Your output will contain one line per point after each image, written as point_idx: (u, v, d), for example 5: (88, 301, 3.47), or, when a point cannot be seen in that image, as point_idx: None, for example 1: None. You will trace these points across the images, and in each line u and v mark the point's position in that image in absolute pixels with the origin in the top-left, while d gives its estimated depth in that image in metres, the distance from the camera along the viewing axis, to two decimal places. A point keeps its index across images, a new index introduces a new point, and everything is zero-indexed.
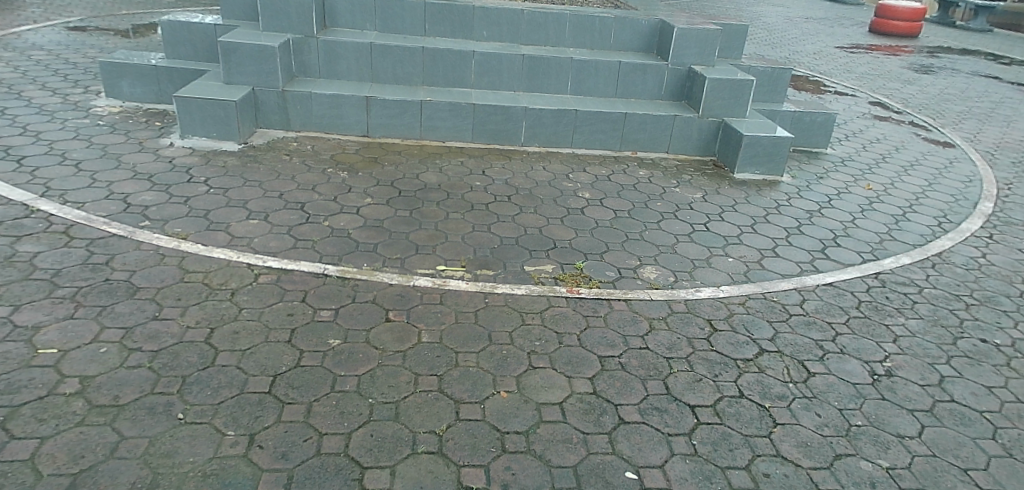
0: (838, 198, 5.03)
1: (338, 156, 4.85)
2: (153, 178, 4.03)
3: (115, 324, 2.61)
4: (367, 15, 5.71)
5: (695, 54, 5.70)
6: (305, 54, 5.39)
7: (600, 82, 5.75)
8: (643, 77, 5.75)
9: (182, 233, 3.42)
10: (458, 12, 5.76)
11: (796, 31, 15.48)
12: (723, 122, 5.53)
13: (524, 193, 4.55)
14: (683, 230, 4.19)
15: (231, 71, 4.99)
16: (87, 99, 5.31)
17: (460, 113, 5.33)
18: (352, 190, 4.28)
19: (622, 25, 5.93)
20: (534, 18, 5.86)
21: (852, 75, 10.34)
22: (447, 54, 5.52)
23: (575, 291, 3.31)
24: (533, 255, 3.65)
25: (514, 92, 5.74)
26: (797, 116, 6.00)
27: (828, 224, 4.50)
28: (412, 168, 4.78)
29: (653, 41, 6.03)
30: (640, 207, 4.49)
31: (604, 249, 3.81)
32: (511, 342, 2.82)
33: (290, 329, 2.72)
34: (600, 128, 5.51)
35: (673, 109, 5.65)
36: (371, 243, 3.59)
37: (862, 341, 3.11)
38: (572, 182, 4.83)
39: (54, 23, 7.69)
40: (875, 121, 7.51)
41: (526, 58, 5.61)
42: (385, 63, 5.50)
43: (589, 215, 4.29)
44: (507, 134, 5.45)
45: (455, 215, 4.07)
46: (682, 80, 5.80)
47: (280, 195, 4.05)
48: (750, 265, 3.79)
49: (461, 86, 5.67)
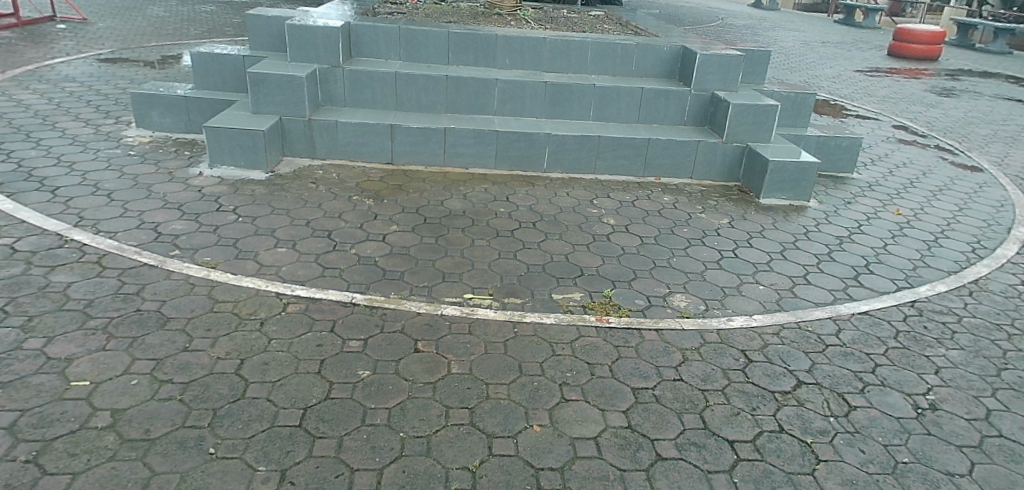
0: (867, 224, 4.94)
1: (363, 184, 4.88)
2: (182, 208, 4.07)
3: (146, 356, 2.60)
4: (391, 45, 5.80)
5: (719, 79, 5.74)
6: (331, 83, 5.47)
7: (622, 107, 5.77)
8: (665, 103, 5.76)
9: (211, 262, 3.45)
10: (481, 41, 5.83)
11: (814, 55, 15.53)
12: (747, 147, 5.51)
13: (548, 219, 4.53)
14: (711, 256, 4.13)
15: (259, 101, 5.07)
16: (118, 129, 5.41)
17: (483, 141, 5.37)
18: (378, 217, 4.30)
19: (643, 51, 5.98)
20: (556, 46, 5.91)
21: (873, 98, 10.29)
22: (471, 82, 5.57)
23: (605, 320, 3.25)
24: (561, 283, 3.60)
25: (536, 118, 5.77)
26: (822, 140, 5.96)
27: (860, 250, 4.41)
28: (436, 195, 4.80)
29: (675, 67, 6.07)
30: (666, 233, 4.44)
31: (631, 276, 3.77)
32: (542, 373, 2.77)
33: (319, 360, 2.70)
34: (624, 153, 5.50)
35: (697, 134, 5.63)
36: (398, 271, 3.59)
37: (903, 372, 3.02)
38: (596, 208, 4.81)
39: (86, 55, 7.92)
40: (900, 145, 7.42)
41: (549, 85, 5.65)
42: (409, 91, 5.55)
43: (615, 241, 4.25)
44: (531, 161, 5.47)
45: (480, 242, 4.06)
46: (704, 105, 5.80)
47: (306, 223, 4.07)
48: (783, 293, 3.71)
49: (484, 113, 5.71)
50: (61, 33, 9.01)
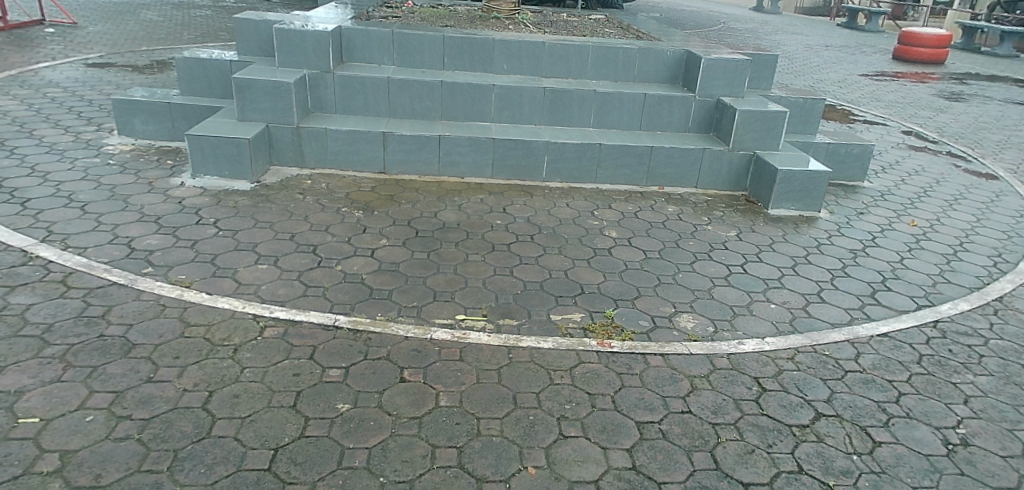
0: (882, 236, 4.71)
1: (353, 194, 4.67)
2: (160, 221, 3.86)
3: (105, 388, 2.38)
4: (384, 49, 5.59)
5: (724, 85, 5.53)
6: (321, 89, 5.26)
7: (624, 114, 5.57)
8: (669, 109, 5.56)
9: (186, 280, 3.23)
10: (478, 45, 5.63)
11: (818, 59, 15.33)
12: (754, 155, 5.29)
13: (547, 232, 4.32)
14: (718, 271, 3.90)
15: (245, 107, 4.86)
16: (100, 136, 5.21)
17: (479, 149, 5.17)
18: (367, 230, 4.08)
19: (645, 56, 5.78)
20: (555, 50, 5.71)
21: (880, 103, 10.08)
22: (467, 88, 5.37)
23: (606, 344, 3.03)
24: (560, 303, 3.38)
25: (535, 125, 5.57)
26: (832, 148, 5.76)
27: (875, 265, 4.18)
28: (430, 206, 4.59)
29: (679, 72, 5.87)
30: (670, 246, 4.22)
31: (635, 294, 3.54)
32: (538, 406, 2.54)
33: (294, 392, 2.47)
34: (626, 162, 5.29)
35: (702, 142, 5.42)
36: (386, 289, 3.37)
37: (929, 402, 2.79)
38: (597, 220, 4.59)
39: (73, 60, 7.73)
40: (911, 152, 7.19)
41: (548, 91, 5.45)
42: (402, 97, 5.35)
43: (617, 256, 4.03)
44: (529, 169, 5.26)
45: (475, 257, 3.85)
46: (710, 112, 5.60)
47: (291, 237, 3.86)
48: (796, 312, 3.48)
49: (481, 120, 5.51)
50: (50, 38, 8.83)
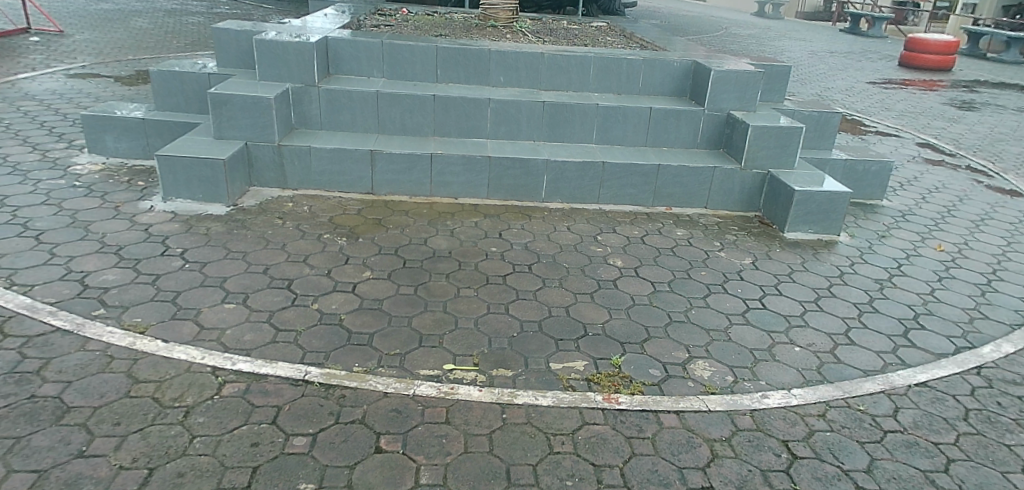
0: (908, 263, 4.36)
1: (337, 218, 4.33)
2: (121, 252, 3.53)
3: (27, 466, 2.04)
4: (374, 61, 5.27)
5: (736, 99, 5.20)
6: (305, 103, 4.94)
7: (629, 129, 5.24)
8: (677, 124, 5.23)
9: (141, 325, 2.89)
10: (473, 57, 5.31)
11: (824, 66, 15.02)
12: (768, 174, 4.96)
13: (546, 261, 3.98)
14: (735, 307, 3.55)
15: (222, 124, 4.53)
16: (68, 154, 4.88)
17: (474, 168, 4.85)
18: (350, 261, 3.74)
19: (651, 67, 5.47)
20: (555, 62, 5.39)
21: (892, 113, 9.75)
22: (461, 102, 5.05)
23: (613, 400, 2.67)
24: (560, 347, 3.03)
25: (533, 141, 5.25)
26: (850, 165, 5.42)
27: (905, 298, 3.83)
28: (420, 232, 4.26)
29: (686, 85, 5.55)
30: (681, 277, 3.87)
31: (644, 336, 3.19)
32: (534, 482, 2.19)
33: (251, 469, 2.12)
34: (631, 181, 4.96)
35: (712, 159, 5.08)
36: (366, 333, 3.01)
37: (984, 471, 2.43)
38: (601, 246, 4.25)
39: (53, 70, 7.41)
40: (929, 166, 6.84)
41: (546, 105, 5.14)
42: (392, 112, 5.03)
43: (623, 289, 3.68)
44: (527, 189, 4.94)
45: (467, 291, 3.50)
46: (720, 127, 5.27)
47: (265, 270, 3.51)
48: (823, 356, 3.13)
49: (476, 136, 5.18)
50: (32, 46, 8.51)
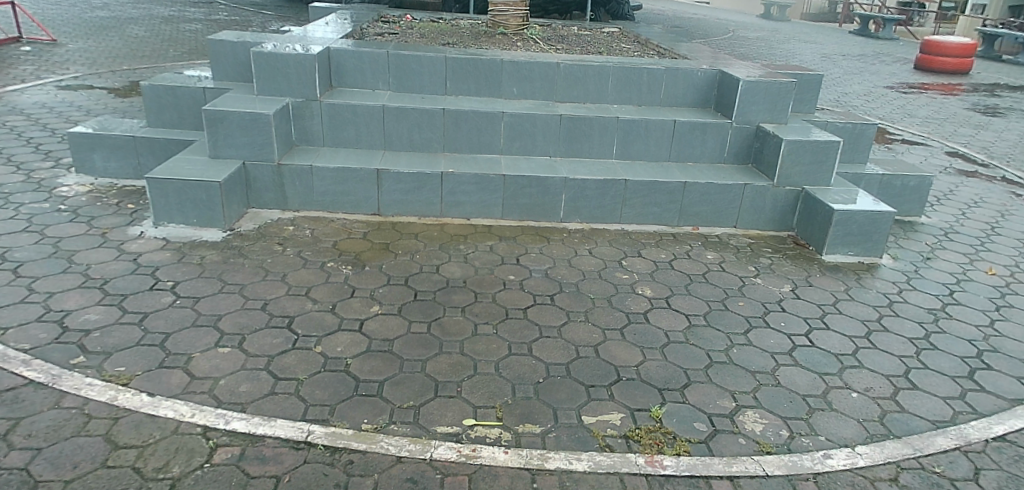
0: (960, 289, 4.03)
1: (343, 244, 4.03)
2: (106, 286, 3.24)
3: None
4: (380, 73, 5.00)
5: (765, 110, 4.90)
6: (307, 119, 4.68)
7: (651, 144, 4.94)
8: (702, 138, 4.93)
9: (124, 374, 2.58)
10: (485, 67, 5.02)
11: (836, 69, 14.70)
12: (802, 191, 4.64)
13: (569, 291, 3.66)
14: (779, 344, 3.23)
15: (218, 143, 4.26)
16: (54, 175, 4.62)
17: (487, 187, 4.56)
18: (356, 293, 3.44)
19: (673, 77, 5.17)
20: (572, 72, 5.10)
21: (914, 119, 9.42)
22: (472, 116, 4.77)
23: (658, 463, 2.35)
24: (592, 396, 2.71)
25: (550, 157, 4.95)
26: (886, 180, 5.10)
27: (963, 330, 3.50)
28: (431, 258, 3.96)
29: (710, 95, 5.25)
30: (717, 308, 3.55)
31: (684, 381, 2.87)
32: None
33: None
34: (655, 199, 4.64)
35: (740, 175, 4.77)
36: (376, 380, 2.70)
37: None
38: (627, 272, 3.93)
39: (45, 82, 7.15)
40: (963, 178, 6.51)
41: (564, 119, 4.84)
42: (399, 128, 4.77)
43: (655, 323, 3.36)
44: (544, 209, 4.64)
45: (484, 328, 3.19)
46: (748, 140, 4.96)
47: (264, 305, 3.21)
48: (884, 404, 2.81)
49: (488, 152, 4.90)
50: (24, 57, 8.26)
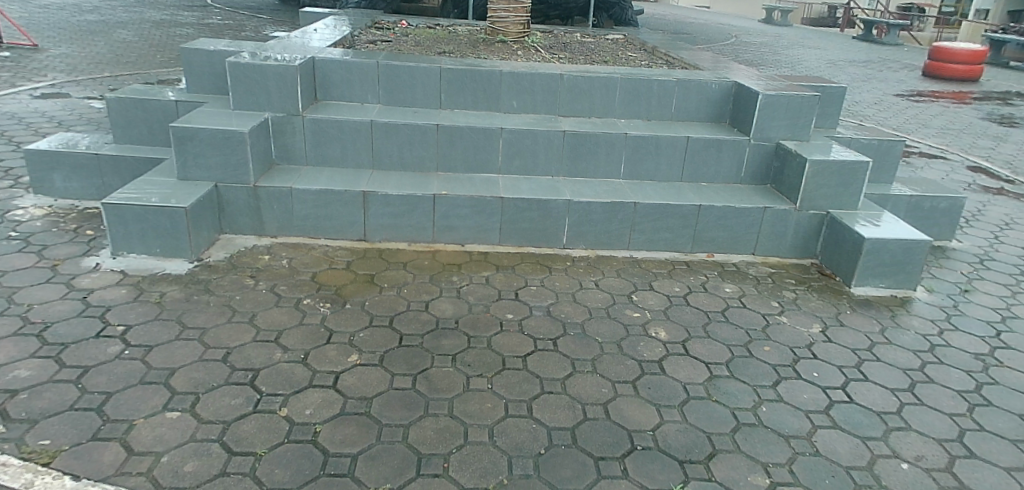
0: (1007, 328, 3.62)
1: (322, 277, 3.63)
2: (47, 333, 2.85)
3: None
4: (368, 85, 4.62)
5: (785, 127, 4.51)
6: (287, 135, 4.29)
7: (662, 162, 4.55)
8: (717, 156, 4.55)
9: (49, 452, 2.19)
10: (482, 79, 4.65)
11: (844, 76, 14.34)
12: (828, 215, 4.25)
13: (574, 333, 3.26)
14: (814, 401, 2.83)
15: (187, 163, 3.87)
16: (11, 196, 4.23)
17: (484, 211, 4.16)
18: (333, 338, 3.04)
19: (685, 90, 4.80)
20: (576, 84, 4.73)
21: (929, 130, 9.04)
22: (468, 133, 4.38)
23: None
24: (602, 474, 2.31)
25: (552, 176, 4.56)
26: (916, 201, 4.70)
27: (1019, 381, 3.10)
28: (420, 292, 3.56)
29: (725, 109, 4.87)
30: (740, 355, 3.15)
31: (708, 451, 2.47)
32: None
33: None
34: (667, 224, 4.24)
35: (759, 197, 4.38)
36: (348, 454, 2.30)
37: None
38: (638, 310, 3.53)
39: (18, 90, 6.77)
40: (990, 195, 6.12)
41: (567, 136, 4.46)
42: (388, 145, 4.38)
43: (672, 374, 2.96)
44: (545, 234, 4.24)
45: (478, 382, 2.79)
46: (767, 159, 4.58)
47: (226, 356, 2.81)
48: (942, 480, 2.41)
49: (485, 170, 4.51)
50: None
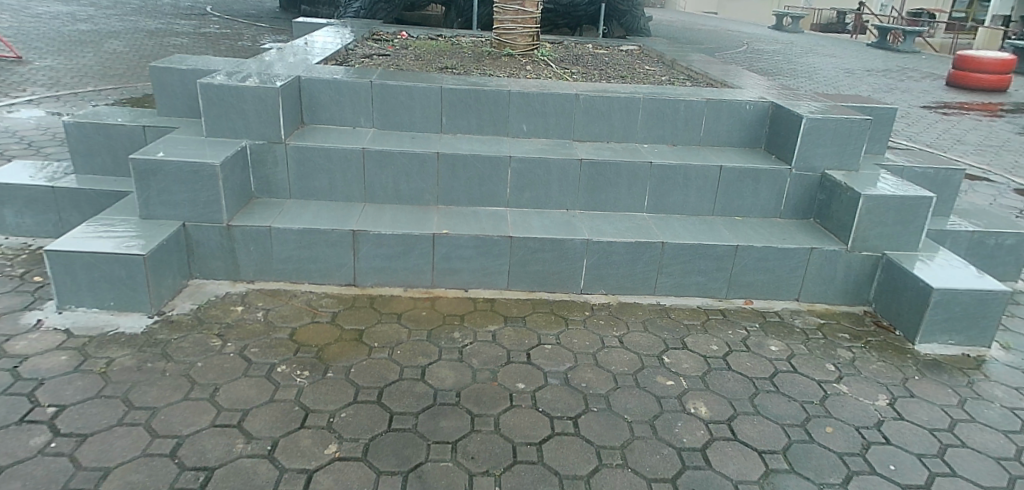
0: None
1: (302, 334, 3.13)
2: None
3: None
4: (361, 107, 4.13)
5: (831, 155, 3.99)
6: (269, 166, 3.80)
7: (691, 193, 4.04)
8: (753, 187, 4.04)
9: None
10: (488, 100, 4.17)
11: (864, 86, 13.77)
12: (884, 257, 3.71)
13: (597, 410, 2.73)
14: None
15: (151, 200, 3.39)
16: None
17: (490, 252, 3.64)
18: (309, 420, 2.52)
19: (715, 111, 4.29)
20: (593, 104, 4.23)
21: (964, 146, 8.49)
22: (472, 161, 3.88)
23: None
24: None
25: (567, 209, 4.05)
26: (978, 238, 4.16)
27: None
28: (416, 353, 3.04)
29: (759, 134, 4.36)
30: (798, 440, 2.61)
31: None
32: None
33: None
34: (699, 266, 3.72)
35: (803, 236, 3.86)
36: None
37: None
38: (671, 376, 3.00)
39: None
40: None
41: (585, 164, 3.95)
42: (382, 175, 3.88)
43: (720, 469, 2.42)
44: (560, 278, 3.72)
45: (483, 484, 2.26)
46: (810, 190, 4.06)
47: (175, 449, 2.30)
48: None
49: (491, 203, 4.00)
50: None
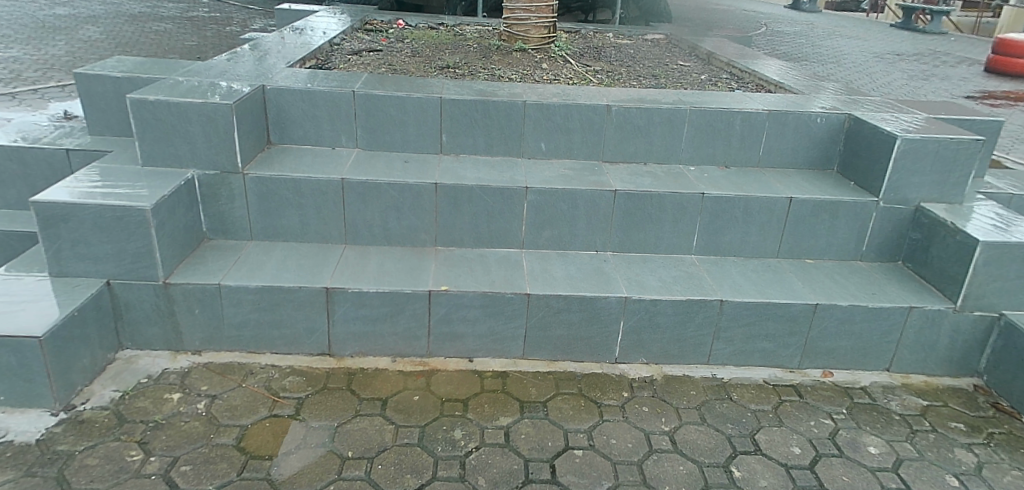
0: None
1: (254, 438, 2.36)
2: None
3: None
4: (341, 123, 3.34)
5: (930, 183, 3.16)
6: (223, 200, 3.02)
7: (750, 231, 3.24)
8: (829, 223, 3.23)
9: None
10: (499, 114, 3.36)
11: (899, 73, 12.78)
12: (1002, 319, 2.90)
13: None
14: None
15: (64, 253, 2.62)
16: None
17: (502, 313, 2.86)
18: None
19: (779, 126, 3.47)
20: (628, 119, 3.41)
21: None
22: (479, 193, 3.09)
23: None
24: None
25: (596, 251, 3.26)
26: None
27: None
28: (403, 468, 2.28)
29: (831, 153, 3.54)
30: None
31: None
32: None
33: None
34: (766, 330, 2.94)
35: (896, 288, 3.06)
36: None
37: None
38: None
39: None
40: None
41: (620, 196, 3.14)
42: (366, 211, 3.10)
43: None
44: (589, 344, 2.95)
45: None
46: (899, 227, 3.24)
47: None
48: None
49: (503, 243, 3.22)
50: None
